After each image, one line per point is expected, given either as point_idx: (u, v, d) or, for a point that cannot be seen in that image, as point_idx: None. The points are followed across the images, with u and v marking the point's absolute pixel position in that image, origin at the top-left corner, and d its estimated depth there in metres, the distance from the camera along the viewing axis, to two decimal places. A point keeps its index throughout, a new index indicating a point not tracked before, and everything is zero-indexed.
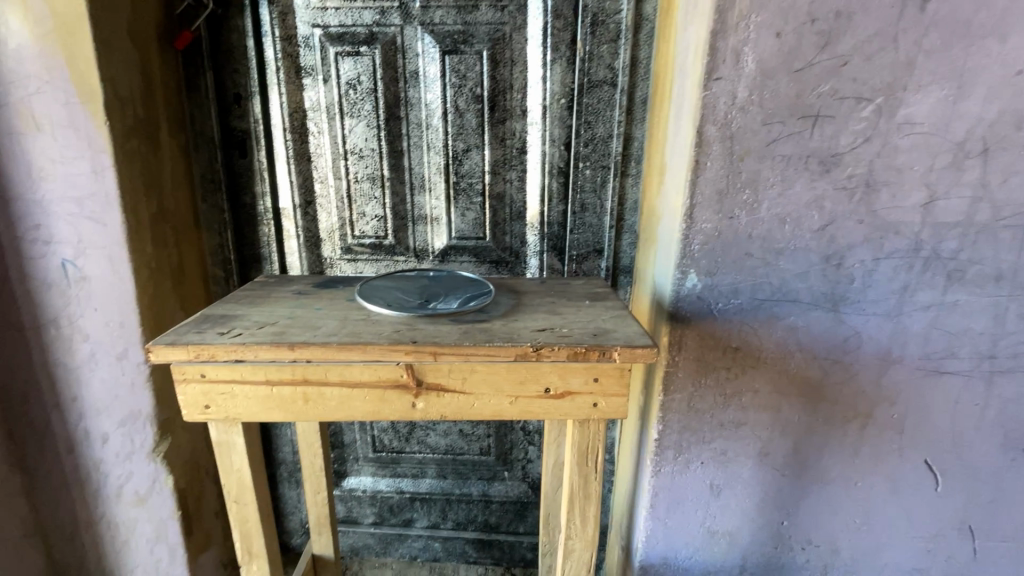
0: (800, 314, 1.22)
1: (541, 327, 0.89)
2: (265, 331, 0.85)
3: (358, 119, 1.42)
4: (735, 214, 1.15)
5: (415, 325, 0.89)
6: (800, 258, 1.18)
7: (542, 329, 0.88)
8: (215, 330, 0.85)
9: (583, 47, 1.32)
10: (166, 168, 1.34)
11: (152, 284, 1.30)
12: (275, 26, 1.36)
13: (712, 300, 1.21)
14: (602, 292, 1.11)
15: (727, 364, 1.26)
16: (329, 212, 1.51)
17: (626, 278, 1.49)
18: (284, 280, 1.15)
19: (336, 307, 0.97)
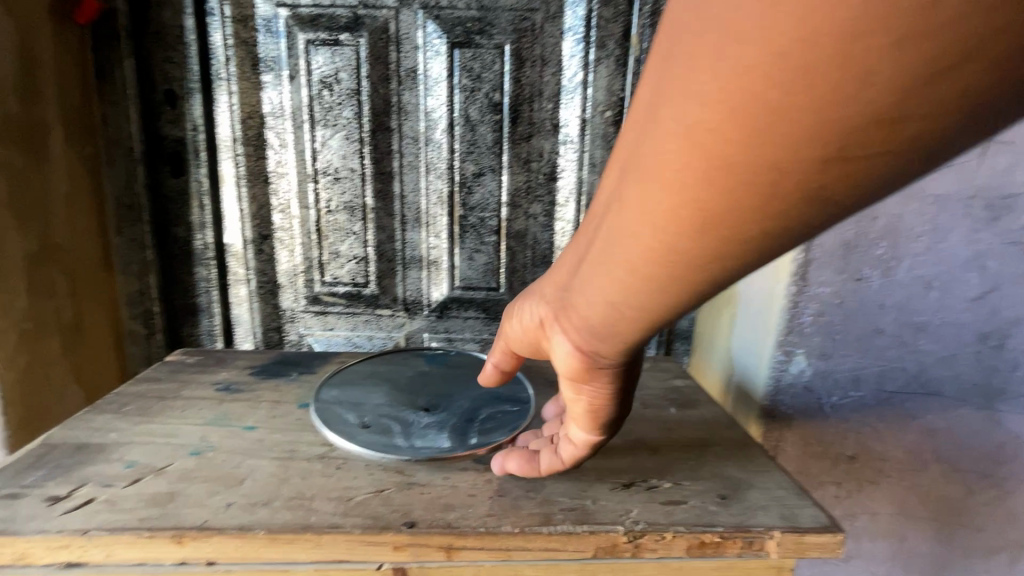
0: (943, 413, 0.87)
1: (624, 483, 0.53)
2: (136, 496, 0.47)
3: (334, 129, 1.06)
4: (864, 275, 0.82)
5: (410, 476, 0.52)
6: (947, 338, 0.84)
7: (628, 486, 0.53)
8: (45, 491, 0.47)
9: (640, 44, 1.00)
10: (56, 186, 0.95)
11: (26, 354, 0.89)
12: (224, 2, 1.01)
13: (823, 393, 0.87)
14: (684, 391, 0.76)
15: (839, 481, 0.90)
16: (291, 250, 1.13)
17: (683, 345, 1.14)
18: (214, 362, 0.77)
19: (280, 427, 0.60)
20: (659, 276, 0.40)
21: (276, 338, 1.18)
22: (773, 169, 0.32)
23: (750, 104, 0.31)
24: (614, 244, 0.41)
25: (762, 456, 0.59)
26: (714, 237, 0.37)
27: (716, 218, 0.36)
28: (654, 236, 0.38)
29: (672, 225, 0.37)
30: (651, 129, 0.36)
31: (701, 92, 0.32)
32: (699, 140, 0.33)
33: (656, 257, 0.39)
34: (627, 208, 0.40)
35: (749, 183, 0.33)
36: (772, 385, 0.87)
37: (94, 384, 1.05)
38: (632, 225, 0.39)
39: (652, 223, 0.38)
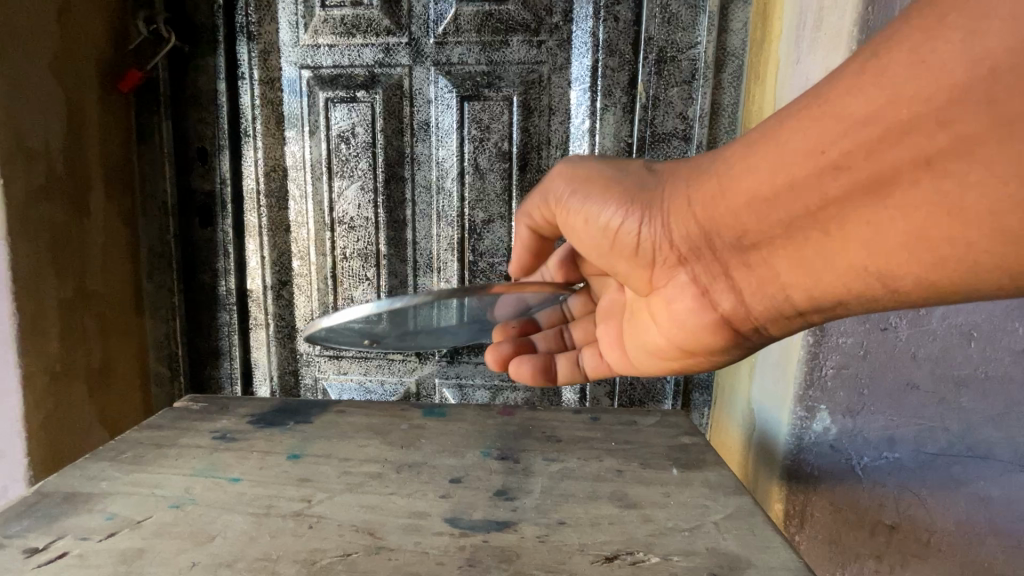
0: (995, 479, 0.78)
1: (605, 556, 0.54)
2: (103, 555, 0.54)
3: (351, 179, 1.10)
4: (890, 324, 0.75)
5: (381, 539, 0.56)
6: (992, 395, 0.76)
7: (608, 560, 0.54)
8: (24, 543, 0.55)
9: (646, 90, 1.00)
10: (95, 239, 1.01)
11: (54, 396, 0.93)
12: (254, 68, 1.09)
13: (853, 454, 0.79)
14: (689, 450, 0.73)
15: (876, 554, 0.81)
16: (309, 294, 1.16)
17: (703, 395, 1.09)
18: (221, 412, 0.83)
19: (258, 485, 0.65)
20: (846, 265, 0.44)
21: (292, 381, 1.20)
22: (982, 214, 0.37)
23: (968, 129, 0.35)
24: (802, 200, 0.44)
25: (768, 530, 0.58)
26: (902, 249, 0.41)
27: (912, 224, 0.40)
28: (857, 223, 0.42)
29: (868, 199, 0.41)
30: (865, 91, 0.38)
31: (944, 107, 0.35)
32: (934, 137, 0.36)
33: (846, 241, 0.43)
34: (833, 170, 0.41)
35: (962, 208, 0.37)
36: (794, 444, 0.80)
37: (119, 425, 1.08)
38: (829, 184, 0.42)
39: (851, 204, 0.42)
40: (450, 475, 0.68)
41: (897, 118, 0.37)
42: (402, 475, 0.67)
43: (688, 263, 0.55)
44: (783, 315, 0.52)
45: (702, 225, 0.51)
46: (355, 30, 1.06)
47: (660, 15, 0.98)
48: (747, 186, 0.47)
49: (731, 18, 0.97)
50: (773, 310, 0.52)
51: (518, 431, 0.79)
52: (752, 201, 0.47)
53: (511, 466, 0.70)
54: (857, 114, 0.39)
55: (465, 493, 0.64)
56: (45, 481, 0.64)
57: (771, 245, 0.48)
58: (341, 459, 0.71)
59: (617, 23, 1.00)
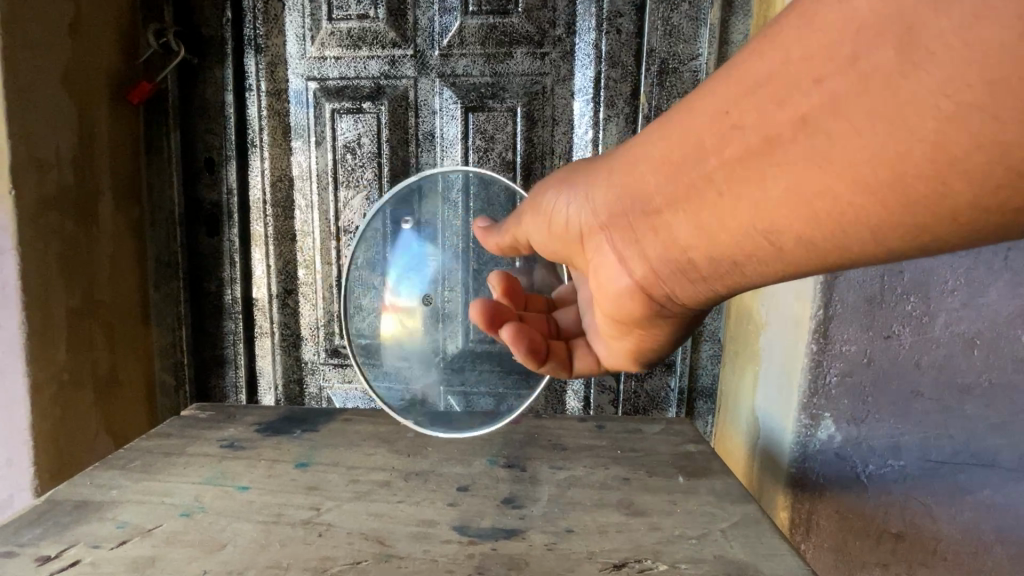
0: (1000, 486, 0.78)
1: (613, 564, 0.55)
2: (116, 563, 0.54)
3: (356, 189, 1.11)
4: (893, 332, 0.75)
5: (390, 546, 0.57)
6: (996, 402, 0.77)
7: (616, 568, 0.54)
8: (36, 551, 0.56)
9: (648, 101, 1.02)
10: (103, 249, 1.02)
11: (61, 405, 0.94)
12: (262, 79, 1.10)
13: (859, 461, 0.79)
14: (695, 458, 0.74)
15: (883, 562, 0.81)
16: (314, 303, 1.17)
17: (706, 402, 1.09)
18: (228, 421, 0.83)
19: (267, 494, 0.66)
20: (743, 224, 0.40)
21: (297, 390, 1.21)
22: (879, 155, 0.32)
23: (866, 71, 0.32)
24: (705, 159, 0.40)
25: (775, 537, 0.58)
26: (800, 204, 0.37)
27: (812, 172, 0.35)
28: (755, 181, 0.38)
29: (764, 158, 0.37)
30: (774, 55, 0.36)
31: (857, 52, 0.32)
32: (821, 88, 0.33)
33: (745, 198, 0.39)
34: (734, 130, 0.38)
35: (864, 157, 0.33)
36: (799, 451, 0.80)
37: (125, 433, 1.08)
38: (729, 147, 0.39)
39: (749, 160, 0.38)
40: (457, 483, 0.68)
41: (810, 61, 0.34)
42: (409, 483, 0.68)
43: (608, 230, 0.50)
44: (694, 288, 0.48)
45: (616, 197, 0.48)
46: (361, 42, 1.08)
47: (661, 28, 1.00)
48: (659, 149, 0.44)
49: (732, 30, 0.99)
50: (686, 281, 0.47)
51: (524, 439, 0.79)
52: (661, 166, 0.44)
53: (517, 474, 0.70)
54: (756, 79, 0.36)
55: (473, 501, 0.65)
56: (55, 489, 0.65)
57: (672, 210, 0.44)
58: (348, 467, 0.71)
59: (619, 35, 1.02)
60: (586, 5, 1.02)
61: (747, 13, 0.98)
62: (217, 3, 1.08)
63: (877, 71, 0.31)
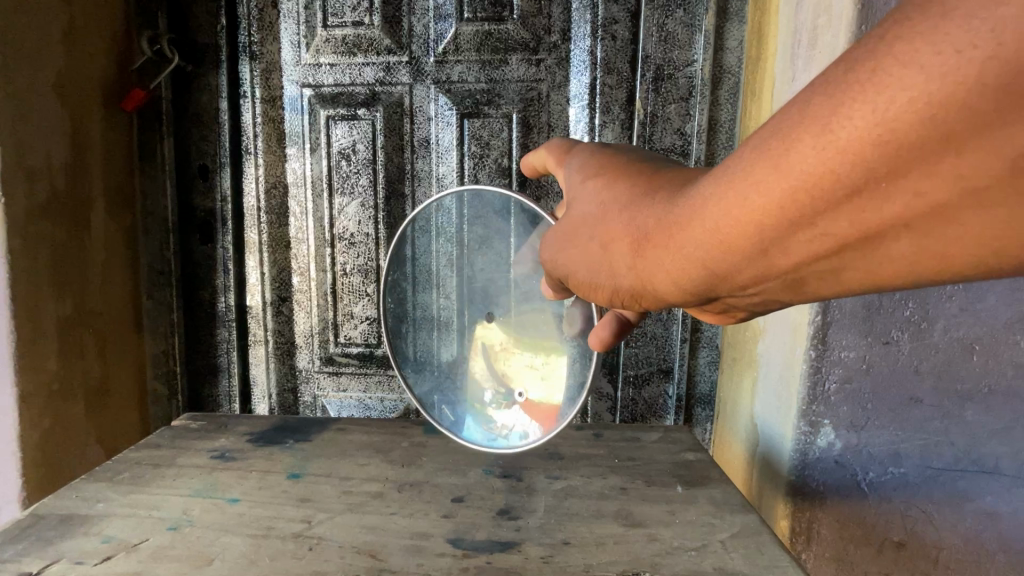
0: (1002, 494, 0.77)
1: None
2: None
3: (351, 196, 1.11)
4: (892, 337, 0.75)
5: (383, 561, 0.56)
6: (996, 409, 0.76)
7: None
8: (20, 568, 0.54)
9: (644, 107, 1.01)
10: (95, 257, 1.01)
11: (50, 415, 0.92)
12: (256, 86, 1.10)
13: (859, 470, 0.78)
14: (694, 466, 0.73)
15: (885, 572, 0.80)
16: (308, 311, 1.16)
17: (705, 409, 1.08)
18: (219, 431, 0.82)
19: (258, 505, 0.64)
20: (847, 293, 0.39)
21: (291, 399, 1.19)
22: (978, 245, 0.32)
23: (970, 179, 0.29)
24: (787, 257, 0.37)
25: (776, 549, 0.57)
26: (907, 277, 0.36)
27: (913, 260, 0.34)
28: (857, 264, 0.36)
29: (860, 252, 0.35)
30: (833, 151, 0.31)
31: (931, 161, 0.29)
32: (916, 196, 0.31)
33: (841, 279, 0.38)
34: (815, 232, 0.35)
35: (966, 246, 0.32)
36: (799, 459, 0.79)
37: (117, 444, 1.07)
38: (813, 245, 0.36)
39: (832, 258, 0.36)
40: (452, 494, 0.67)
41: (886, 172, 0.31)
42: (403, 494, 0.67)
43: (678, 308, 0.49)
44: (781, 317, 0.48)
45: (675, 292, 0.45)
46: (356, 49, 1.07)
47: (657, 34, 1.00)
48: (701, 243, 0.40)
49: (727, 36, 0.99)
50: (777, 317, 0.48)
51: (520, 449, 0.78)
52: (718, 261, 0.40)
53: (514, 484, 0.69)
54: (824, 182, 0.32)
55: (468, 513, 0.63)
56: (41, 503, 0.63)
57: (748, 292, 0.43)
58: (342, 478, 0.70)
59: (614, 42, 1.02)
60: (581, 12, 1.02)
61: (742, 20, 0.98)
62: (211, 10, 1.08)
63: (961, 181, 0.29)
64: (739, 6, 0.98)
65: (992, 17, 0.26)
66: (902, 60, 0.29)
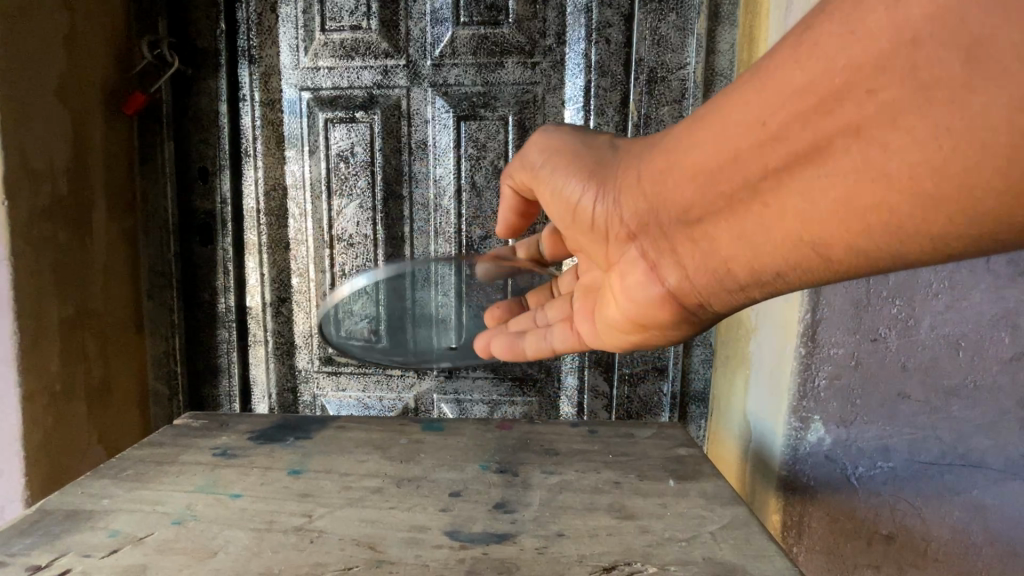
0: (988, 486, 0.79)
1: (603, 566, 0.55)
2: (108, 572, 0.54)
3: (350, 198, 1.12)
4: (880, 334, 0.76)
5: (382, 552, 0.57)
6: (982, 404, 0.78)
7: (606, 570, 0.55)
8: (28, 561, 0.56)
9: (638, 109, 1.03)
10: (96, 258, 1.02)
11: (53, 415, 0.94)
12: (255, 89, 1.11)
13: (849, 464, 0.80)
14: (686, 461, 0.74)
15: (874, 564, 0.81)
16: (308, 311, 1.17)
17: (699, 406, 1.10)
18: (221, 429, 0.83)
19: (259, 500, 0.66)
20: (788, 235, 0.41)
21: (291, 398, 1.20)
22: (904, 166, 0.33)
23: (926, 76, 0.31)
24: (741, 169, 0.41)
25: (763, 539, 0.59)
26: (845, 215, 0.37)
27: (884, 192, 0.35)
28: (799, 191, 0.38)
29: (808, 168, 0.37)
30: (807, 60, 0.35)
31: (894, 54, 0.31)
32: (864, 97, 0.33)
33: (781, 211, 0.40)
34: (771, 138, 0.38)
35: (903, 169, 0.33)
36: (790, 454, 0.80)
37: (118, 443, 1.08)
38: (768, 155, 0.39)
39: (773, 178, 0.39)
40: (449, 489, 0.69)
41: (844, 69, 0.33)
42: (402, 489, 0.68)
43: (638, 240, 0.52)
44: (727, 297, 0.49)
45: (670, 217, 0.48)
46: (354, 53, 1.09)
47: (650, 37, 1.01)
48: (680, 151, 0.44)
49: (718, 39, 1.01)
50: (712, 287, 0.49)
51: (515, 446, 0.79)
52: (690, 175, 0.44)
53: (509, 478, 0.71)
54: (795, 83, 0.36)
55: (464, 507, 0.65)
56: (47, 499, 0.65)
57: (704, 219, 0.45)
58: (341, 474, 0.71)
59: (609, 45, 1.03)
60: (575, 16, 1.04)
61: (733, 23, 1.00)
62: (210, 14, 1.10)
63: (918, 72, 0.31)
64: (730, 9, 1.00)
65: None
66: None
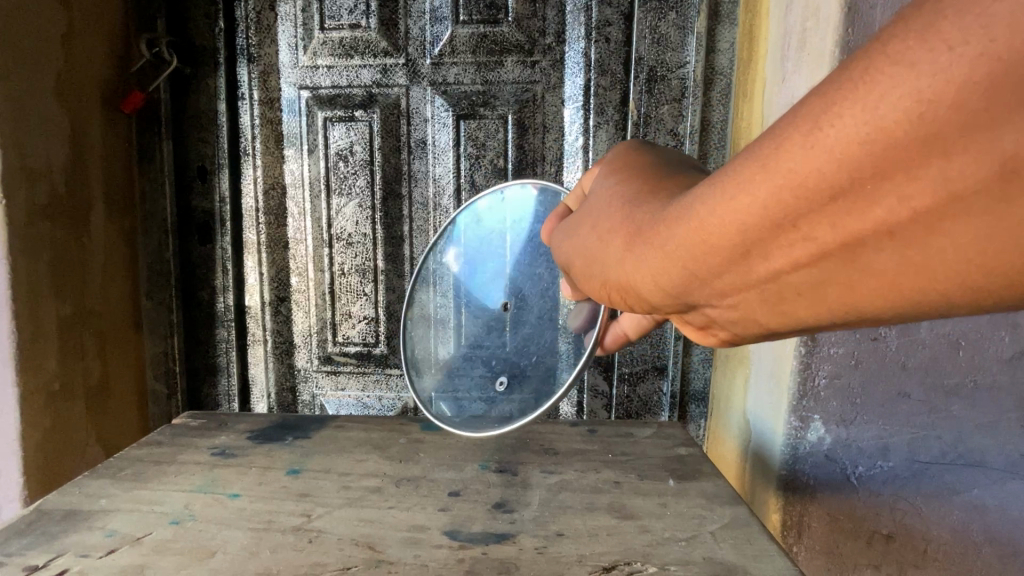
0: (988, 486, 0.79)
1: (603, 566, 0.55)
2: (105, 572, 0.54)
3: (349, 197, 1.12)
4: (880, 334, 0.76)
5: (381, 552, 0.57)
6: (982, 404, 0.78)
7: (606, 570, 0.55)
8: (25, 561, 0.55)
9: (637, 108, 1.03)
10: (94, 258, 1.02)
11: (51, 414, 0.93)
12: (254, 88, 1.11)
13: (849, 464, 0.80)
14: (686, 461, 0.74)
15: (874, 564, 0.81)
16: (306, 311, 1.17)
17: (699, 406, 1.10)
18: (219, 429, 0.83)
19: (257, 500, 0.66)
20: (829, 317, 0.38)
21: (290, 398, 1.20)
22: (926, 262, 0.31)
23: (975, 153, 0.27)
24: (764, 263, 0.37)
25: (764, 539, 0.58)
26: (888, 289, 0.34)
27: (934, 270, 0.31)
28: (835, 280, 0.35)
29: (843, 264, 0.34)
30: (824, 140, 0.31)
31: (916, 162, 0.29)
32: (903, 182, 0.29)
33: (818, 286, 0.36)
34: (796, 235, 0.35)
35: (947, 267, 0.31)
36: (790, 454, 0.80)
37: (116, 443, 1.08)
38: (792, 250, 0.36)
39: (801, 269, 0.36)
40: (448, 488, 0.68)
41: (865, 176, 0.30)
42: (401, 489, 0.68)
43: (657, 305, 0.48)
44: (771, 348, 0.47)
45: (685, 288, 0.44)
46: (353, 51, 1.09)
47: (650, 36, 1.01)
48: (685, 240, 0.40)
49: (719, 38, 1.00)
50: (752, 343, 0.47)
51: (514, 447, 0.78)
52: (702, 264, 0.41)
53: (509, 478, 0.70)
54: (809, 180, 0.32)
55: (464, 507, 0.65)
56: (45, 499, 0.64)
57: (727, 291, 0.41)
58: (340, 474, 0.71)
59: (608, 44, 1.03)
60: (575, 15, 1.03)
61: (733, 22, 1.00)
62: (209, 12, 1.09)
63: (948, 186, 0.28)
64: (730, 8, 1.00)
65: (987, 13, 0.25)
66: (894, 58, 0.28)
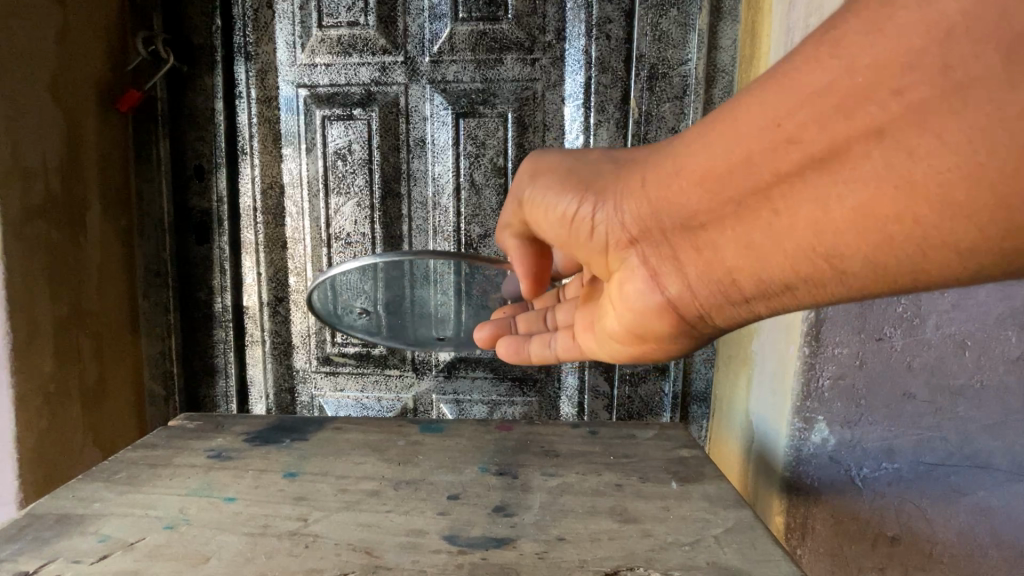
0: (994, 487, 0.78)
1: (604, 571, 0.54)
2: None
3: (347, 196, 1.11)
4: (885, 334, 0.75)
5: (379, 558, 0.56)
6: (989, 404, 0.76)
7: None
8: (17, 567, 0.55)
9: (638, 106, 1.02)
10: (91, 257, 1.01)
11: (47, 415, 0.92)
12: (251, 86, 1.10)
13: (854, 465, 0.79)
14: (688, 463, 0.73)
15: (879, 566, 0.80)
16: (305, 311, 1.16)
17: (701, 407, 1.09)
18: (216, 431, 0.82)
19: (253, 504, 0.65)
20: (796, 243, 0.41)
21: (288, 399, 1.19)
22: (903, 184, 0.35)
23: (960, 76, 0.31)
24: (756, 171, 0.40)
25: (768, 543, 0.57)
26: (862, 217, 0.37)
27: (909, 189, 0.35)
28: (816, 194, 0.38)
29: (822, 172, 0.37)
30: (835, 56, 0.35)
31: (922, 58, 0.32)
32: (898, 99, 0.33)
33: (801, 214, 0.39)
34: (787, 142, 0.38)
35: (931, 176, 0.34)
36: (793, 455, 0.79)
37: (113, 444, 1.07)
38: (784, 158, 0.39)
39: (784, 177, 0.39)
40: (447, 492, 0.68)
41: (864, 77, 0.34)
42: (399, 492, 0.67)
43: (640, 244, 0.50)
44: (729, 310, 0.49)
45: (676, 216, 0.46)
46: (352, 49, 1.08)
47: (651, 33, 1.00)
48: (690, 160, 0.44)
49: (721, 35, 0.99)
50: (718, 301, 0.48)
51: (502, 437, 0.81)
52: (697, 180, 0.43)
53: (509, 481, 0.70)
54: (813, 87, 0.36)
55: (463, 510, 0.64)
56: (38, 503, 0.64)
57: (717, 220, 0.44)
58: (338, 477, 0.70)
59: (609, 41, 1.02)
60: (575, 12, 1.02)
61: (736, 18, 0.99)
62: (205, 10, 1.08)
63: (929, 100, 0.32)
64: (733, 4, 0.99)
65: None
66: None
